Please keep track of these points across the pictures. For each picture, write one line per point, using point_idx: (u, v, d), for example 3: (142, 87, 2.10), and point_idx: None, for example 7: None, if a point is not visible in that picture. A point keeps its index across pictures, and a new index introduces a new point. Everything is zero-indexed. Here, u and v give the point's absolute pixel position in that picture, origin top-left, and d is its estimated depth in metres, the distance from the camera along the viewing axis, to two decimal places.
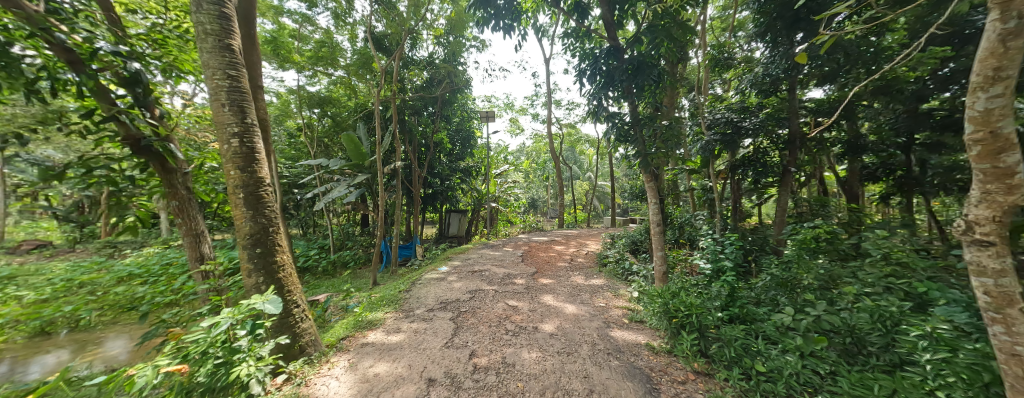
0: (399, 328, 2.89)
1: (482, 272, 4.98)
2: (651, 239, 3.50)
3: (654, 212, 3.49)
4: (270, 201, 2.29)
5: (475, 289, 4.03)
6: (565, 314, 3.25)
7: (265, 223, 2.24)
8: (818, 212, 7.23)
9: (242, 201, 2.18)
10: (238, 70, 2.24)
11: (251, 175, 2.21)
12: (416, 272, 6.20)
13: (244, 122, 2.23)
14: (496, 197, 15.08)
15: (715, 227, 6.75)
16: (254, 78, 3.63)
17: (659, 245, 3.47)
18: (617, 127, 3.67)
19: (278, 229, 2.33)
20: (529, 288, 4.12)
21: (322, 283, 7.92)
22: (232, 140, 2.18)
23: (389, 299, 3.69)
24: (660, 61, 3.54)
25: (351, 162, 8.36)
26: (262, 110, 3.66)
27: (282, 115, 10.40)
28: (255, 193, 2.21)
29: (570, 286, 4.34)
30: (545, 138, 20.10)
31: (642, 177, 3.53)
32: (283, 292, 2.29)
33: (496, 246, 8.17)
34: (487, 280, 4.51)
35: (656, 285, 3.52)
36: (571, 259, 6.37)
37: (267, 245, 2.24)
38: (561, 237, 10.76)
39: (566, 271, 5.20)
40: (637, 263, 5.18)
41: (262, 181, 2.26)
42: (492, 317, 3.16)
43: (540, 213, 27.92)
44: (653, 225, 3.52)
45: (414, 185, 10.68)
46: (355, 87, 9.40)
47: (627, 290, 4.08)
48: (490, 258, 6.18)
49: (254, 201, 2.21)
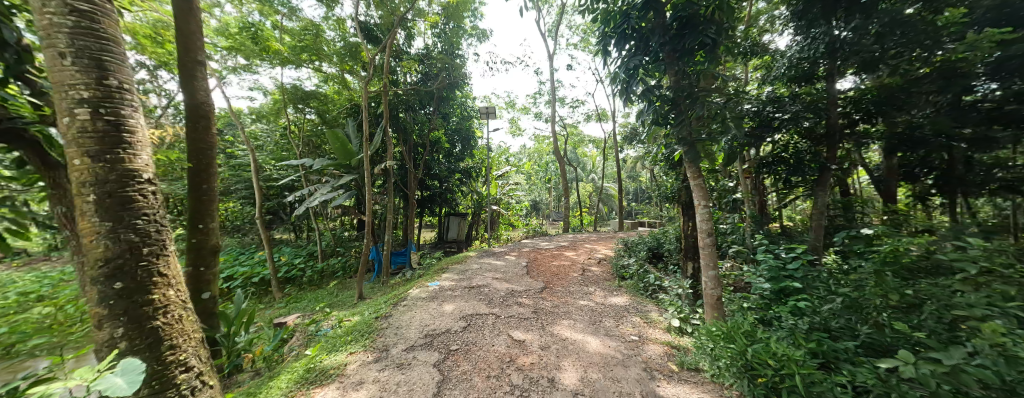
0: (362, 384, 2.10)
1: (480, 289, 4.22)
2: (700, 256, 2.73)
3: (703, 221, 2.74)
4: (145, 206, 1.77)
5: (470, 314, 3.26)
6: (589, 356, 2.46)
7: (132, 239, 1.71)
8: (858, 215, 6.45)
9: (93, 206, 1.62)
10: (92, 4, 1.66)
11: (110, 165, 1.66)
12: (406, 285, 5.44)
13: (100, 83, 1.65)
14: (498, 200, 14.32)
15: (746, 232, 5.97)
16: (189, 48, 2.90)
17: (710, 263, 2.72)
18: (653, 106, 2.92)
19: (160, 248, 1.83)
20: (537, 312, 3.36)
21: (306, 296, 7.19)
22: (75, 110, 1.60)
23: (360, 330, 2.91)
24: (712, 17, 2.77)
25: (337, 162, 7.60)
26: (201, 90, 2.95)
27: (268, 114, 9.71)
28: (117, 194, 1.67)
29: (588, 307, 3.57)
30: (548, 138, 19.40)
31: (688, 172, 2.77)
32: (157, 340, 1.79)
33: (497, 254, 7.42)
34: (487, 300, 3.74)
35: (708, 316, 2.72)
36: (582, 270, 5.61)
37: (132, 276, 1.71)
38: (567, 242, 10.03)
39: (579, 286, 4.44)
40: (664, 276, 4.40)
41: (129, 175, 1.71)
42: (491, 361, 2.37)
43: (543, 216, 27.21)
44: (701, 237, 2.77)
45: (410, 187, 9.95)
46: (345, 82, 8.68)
47: (661, 314, 3.30)
48: (490, 270, 5.41)
49: (117, 204, 1.67)
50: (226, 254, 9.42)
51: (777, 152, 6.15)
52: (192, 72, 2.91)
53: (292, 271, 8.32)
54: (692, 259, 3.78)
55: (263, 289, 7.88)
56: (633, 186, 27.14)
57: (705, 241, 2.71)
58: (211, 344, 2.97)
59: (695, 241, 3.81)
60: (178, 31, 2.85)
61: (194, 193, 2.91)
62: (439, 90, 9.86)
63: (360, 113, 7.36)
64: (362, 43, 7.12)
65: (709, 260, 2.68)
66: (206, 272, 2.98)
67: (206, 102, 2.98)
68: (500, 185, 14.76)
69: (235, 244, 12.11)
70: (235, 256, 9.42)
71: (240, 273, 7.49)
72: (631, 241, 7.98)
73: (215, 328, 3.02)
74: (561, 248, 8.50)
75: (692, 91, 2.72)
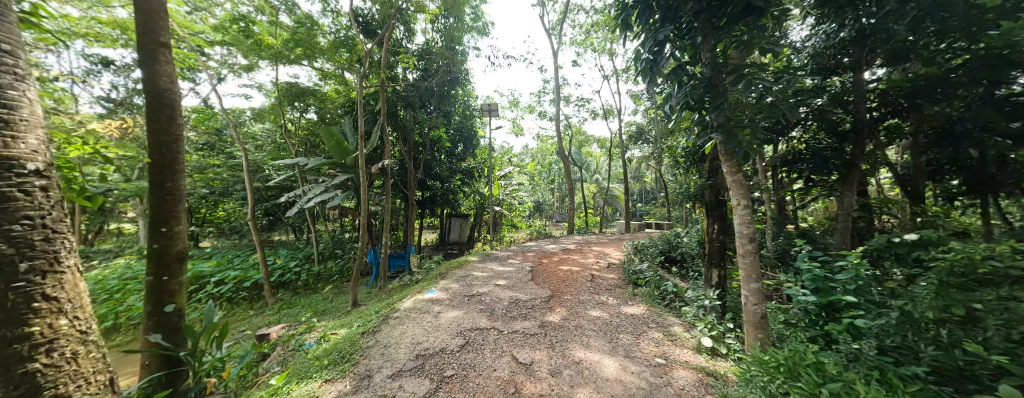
0: None
1: (481, 298, 3.85)
2: (740, 265, 2.37)
3: (743, 225, 2.35)
4: (29, 207, 1.71)
5: (469, 329, 2.89)
6: (606, 386, 2.07)
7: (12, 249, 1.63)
8: (887, 216, 6.01)
9: None
10: None
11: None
12: (403, 292, 5.09)
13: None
14: (501, 201, 13.97)
15: (767, 234, 5.56)
16: (151, 29, 2.55)
17: (751, 273, 2.34)
18: (684, 87, 2.54)
19: (50, 261, 1.78)
20: (544, 326, 2.97)
21: (299, 301, 6.86)
22: None
23: (342, 350, 2.54)
24: None
25: (332, 161, 7.24)
26: (164, 77, 2.60)
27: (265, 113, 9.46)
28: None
29: (602, 320, 3.18)
30: (552, 138, 19.03)
31: (724, 166, 2.40)
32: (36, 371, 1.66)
33: (500, 257, 7.06)
34: (488, 312, 3.37)
35: (752, 337, 2.31)
36: (591, 275, 5.24)
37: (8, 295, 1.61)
38: (574, 244, 9.64)
39: (589, 294, 4.05)
40: (684, 284, 4.01)
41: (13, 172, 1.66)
42: (491, 392, 2.00)
43: (546, 217, 26.81)
44: (740, 243, 2.39)
45: (409, 188, 9.62)
46: (342, 78, 8.35)
47: (686, 330, 2.91)
48: (492, 276, 5.04)
49: None
50: (221, 257, 9.14)
51: (800, 149, 5.73)
52: (152, 55, 2.55)
53: (286, 275, 7.99)
54: (717, 266, 3.38)
55: (255, 295, 7.56)
56: (638, 187, 26.65)
57: (746, 249, 2.31)
58: (173, 365, 2.62)
59: (721, 246, 3.41)
60: (139, 9, 2.50)
61: (157, 193, 2.57)
62: (439, 87, 9.54)
63: (355, 110, 7.02)
64: (357, 36, 6.83)
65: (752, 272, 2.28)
66: (171, 282, 2.63)
67: (169, 90, 2.63)
68: (503, 185, 14.41)
69: (233, 246, 11.86)
70: (230, 259, 9.13)
71: (230, 276, 7.17)
72: (641, 245, 7.57)
73: (181, 346, 2.67)
74: (566, 252, 8.11)
75: (734, 67, 2.33)
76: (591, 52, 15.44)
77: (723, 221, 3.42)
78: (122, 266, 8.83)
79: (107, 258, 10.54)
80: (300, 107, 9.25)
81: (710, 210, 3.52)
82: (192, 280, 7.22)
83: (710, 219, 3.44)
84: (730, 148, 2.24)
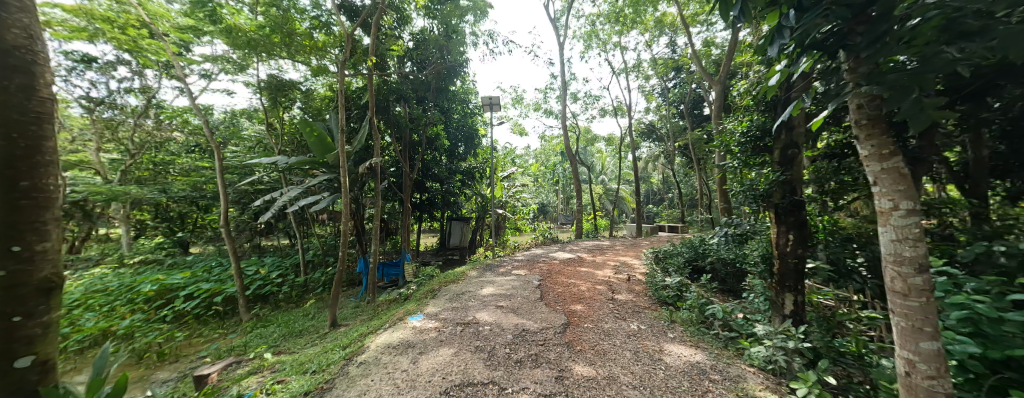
0: None
1: (480, 329, 3.04)
2: (898, 307, 1.56)
3: (895, 246, 1.54)
4: None
5: (457, 385, 2.07)
6: None
7: None
8: None
9: None
10: None
11: None
12: (388, 312, 4.30)
13: None
14: (505, 203, 13.09)
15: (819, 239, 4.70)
16: None
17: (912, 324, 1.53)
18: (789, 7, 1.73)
19: None
20: (562, 380, 2.16)
21: (275, 319, 6.08)
22: None
23: None
24: None
25: (311, 159, 6.43)
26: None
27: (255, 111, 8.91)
28: None
29: (640, 368, 2.35)
30: (557, 137, 18.24)
31: (863, 147, 1.57)
32: None
33: (503, 269, 6.25)
34: (486, 351, 2.56)
35: None
36: (612, 293, 4.44)
37: None
38: (585, 251, 8.82)
39: (616, 323, 3.25)
40: (741, 312, 3.21)
41: None
42: None
43: (552, 219, 25.92)
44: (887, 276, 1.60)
45: (405, 189, 8.88)
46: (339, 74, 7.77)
47: (769, 387, 2.06)
48: (495, 294, 4.26)
49: None
50: (200, 268, 8.40)
51: None
52: None
53: (267, 287, 7.22)
54: (794, 291, 2.59)
55: (230, 310, 6.78)
56: (646, 187, 25.78)
57: (912, 283, 1.49)
58: None
59: (796, 263, 2.61)
60: None
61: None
62: (435, 80, 8.79)
63: (337, 99, 6.22)
64: (339, 18, 6.10)
65: (930, 325, 1.46)
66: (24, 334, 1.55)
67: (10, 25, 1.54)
68: (506, 186, 13.59)
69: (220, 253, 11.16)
70: (209, 270, 8.42)
71: (201, 290, 6.41)
72: (664, 254, 6.73)
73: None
74: (577, 261, 7.30)
75: None
76: (598, 46, 14.71)
77: (801, 230, 2.63)
78: (94, 276, 8.14)
79: (85, 266, 9.90)
80: (298, 106, 8.74)
81: (779, 216, 2.74)
82: (161, 294, 6.49)
83: (784, 231, 2.69)
84: (904, 114, 1.25)
